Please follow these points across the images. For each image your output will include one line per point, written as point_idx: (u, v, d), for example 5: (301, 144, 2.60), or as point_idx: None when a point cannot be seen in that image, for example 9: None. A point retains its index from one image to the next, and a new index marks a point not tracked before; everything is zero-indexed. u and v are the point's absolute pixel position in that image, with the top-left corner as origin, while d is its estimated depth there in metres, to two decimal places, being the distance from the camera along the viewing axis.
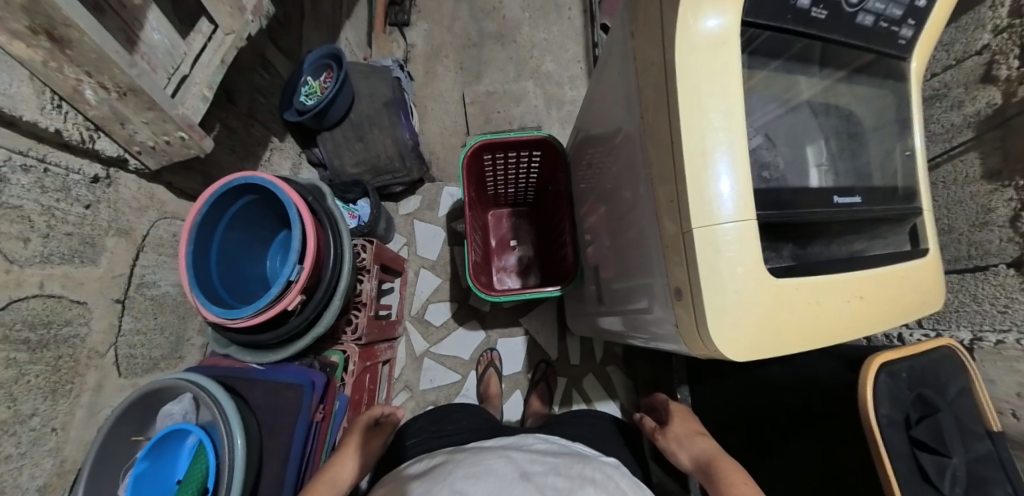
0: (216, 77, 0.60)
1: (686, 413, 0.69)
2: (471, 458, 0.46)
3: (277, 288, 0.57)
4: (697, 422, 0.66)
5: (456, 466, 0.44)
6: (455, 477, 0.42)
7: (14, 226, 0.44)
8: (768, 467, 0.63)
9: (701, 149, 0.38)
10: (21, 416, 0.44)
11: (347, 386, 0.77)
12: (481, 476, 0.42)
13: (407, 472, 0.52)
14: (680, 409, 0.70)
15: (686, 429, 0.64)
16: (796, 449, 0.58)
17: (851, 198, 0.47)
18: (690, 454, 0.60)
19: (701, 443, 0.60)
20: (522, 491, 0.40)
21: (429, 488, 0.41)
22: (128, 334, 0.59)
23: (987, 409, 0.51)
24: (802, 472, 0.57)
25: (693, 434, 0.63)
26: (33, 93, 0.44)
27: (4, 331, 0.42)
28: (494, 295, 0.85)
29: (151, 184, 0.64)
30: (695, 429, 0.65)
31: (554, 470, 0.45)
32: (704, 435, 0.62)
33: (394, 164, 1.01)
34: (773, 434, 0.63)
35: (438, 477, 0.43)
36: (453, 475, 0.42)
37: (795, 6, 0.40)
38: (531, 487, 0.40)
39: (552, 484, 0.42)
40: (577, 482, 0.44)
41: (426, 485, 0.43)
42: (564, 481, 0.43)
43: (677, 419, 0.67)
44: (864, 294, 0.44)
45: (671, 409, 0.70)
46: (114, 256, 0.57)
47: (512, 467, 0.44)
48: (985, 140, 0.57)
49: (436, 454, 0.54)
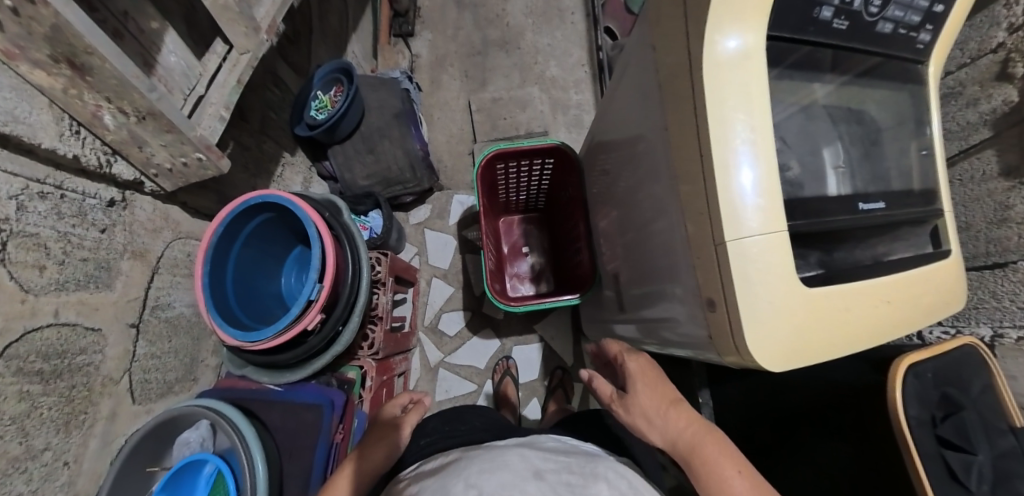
0: (234, 96, 0.56)
1: (649, 364, 0.51)
2: (483, 455, 0.43)
3: (297, 308, 0.57)
4: (667, 378, 0.50)
5: (468, 462, 0.42)
6: (473, 472, 0.38)
7: (31, 254, 0.43)
8: (770, 465, 0.67)
9: (731, 162, 0.38)
10: (34, 451, 0.43)
11: (364, 402, 0.75)
12: (496, 470, 0.38)
13: (406, 479, 0.50)
14: (637, 365, 0.51)
15: (655, 397, 0.47)
16: (799, 447, 0.62)
17: (875, 204, 0.47)
18: (662, 435, 0.45)
19: (678, 419, 0.45)
20: (536, 487, 0.36)
21: (441, 486, 0.38)
22: (143, 360, 0.59)
23: (1010, 405, 0.53)
24: (802, 466, 0.60)
25: (665, 406, 0.46)
26: (52, 120, 0.44)
27: (18, 364, 0.41)
28: (512, 305, 0.83)
29: (167, 205, 0.63)
30: (666, 394, 0.47)
31: (566, 468, 0.42)
32: (679, 403, 0.46)
33: (405, 175, 1.00)
34: (776, 433, 0.67)
35: (450, 474, 0.40)
36: (467, 471, 0.39)
37: (816, 18, 0.41)
38: (545, 485, 0.37)
39: (565, 480, 0.39)
40: (590, 479, 0.41)
41: (439, 482, 0.40)
42: (577, 479, 0.40)
43: (640, 385, 0.48)
44: (891, 298, 0.44)
45: (627, 368, 0.51)
46: (130, 280, 0.56)
47: (526, 464, 0.41)
48: (1004, 138, 0.56)
49: (449, 453, 0.53)
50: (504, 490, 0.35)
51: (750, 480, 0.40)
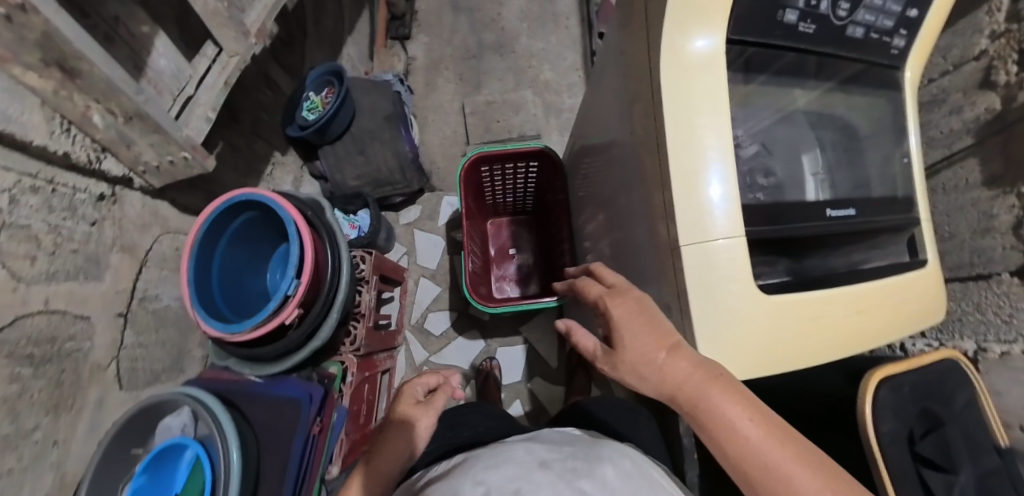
0: (221, 98, 0.59)
1: (640, 308, 0.42)
2: (489, 453, 0.36)
3: (274, 302, 0.58)
4: (662, 319, 0.40)
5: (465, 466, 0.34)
6: (476, 471, 0.31)
7: (22, 245, 0.45)
8: None
9: (691, 163, 0.39)
10: (25, 430, 0.44)
11: (345, 397, 0.76)
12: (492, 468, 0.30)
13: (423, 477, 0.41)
14: (626, 314, 0.42)
15: (645, 347, 0.38)
16: None
17: (846, 211, 0.46)
18: (658, 390, 0.37)
19: (676, 370, 0.36)
20: (542, 476, 0.28)
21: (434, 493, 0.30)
22: (130, 349, 0.61)
23: (995, 422, 0.53)
24: None
25: (658, 354, 0.37)
26: (44, 120, 0.46)
27: (11, 348, 0.43)
28: (491, 306, 0.84)
29: (155, 201, 0.66)
30: (660, 341, 0.38)
31: (570, 456, 0.33)
32: (677, 350, 0.37)
33: (394, 177, 1.02)
34: None
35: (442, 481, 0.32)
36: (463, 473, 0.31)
37: (783, 22, 0.40)
38: (550, 474, 0.28)
39: (569, 467, 0.30)
40: (593, 461, 0.32)
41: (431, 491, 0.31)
42: (581, 463, 0.31)
43: (626, 335, 0.40)
44: (860, 308, 0.44)
45: (615, 318, 0.42)
46: (118, 272, 0.58)
47: (528, 457, 0.33)
48: (987, 145, 0.55)
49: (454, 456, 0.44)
50: (504, 486, 0.27)
51: (766, 429, 0.32)
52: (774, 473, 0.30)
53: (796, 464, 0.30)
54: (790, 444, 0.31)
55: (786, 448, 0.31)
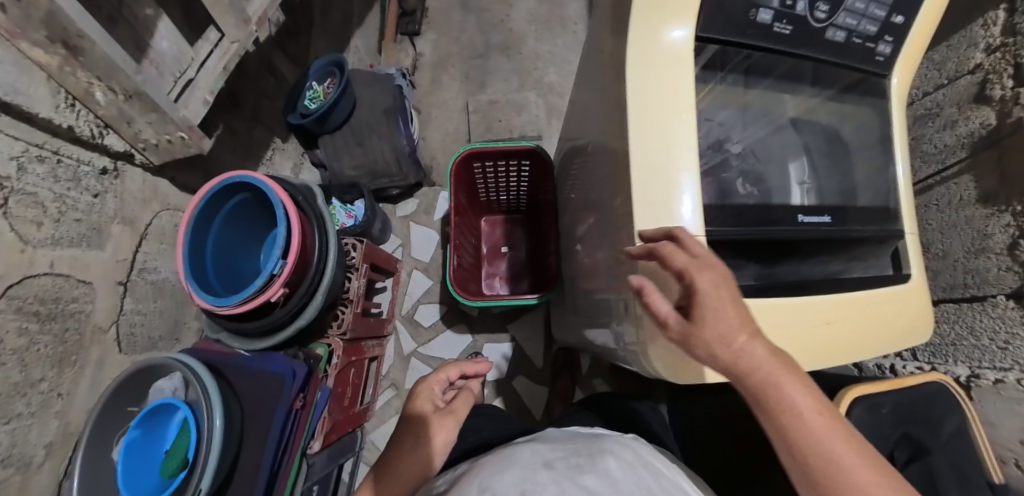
0: (219, 83, 0.64)
1: (728, 285, 0.32)
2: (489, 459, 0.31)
3: (260, 279, 0.61)
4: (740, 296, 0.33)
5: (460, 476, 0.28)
6: (479, 477, 0.26)
7: (30, 210, 0.48)
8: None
9: (658, 155, 0.38)
10: (31, 380, 0.48)
11: (329, 379, 0.78)
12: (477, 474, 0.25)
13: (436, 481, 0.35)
14: (714, 291, 0.31)
15: (728, 328, 0.30)
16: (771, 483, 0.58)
17: (821, 218, 0.45)
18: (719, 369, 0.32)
19: (752, 352, 0.30)
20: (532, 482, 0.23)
21: None
22: (129, 315, 0.64)
23: (989, 458, 0.50)
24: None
25: (740, 338, 0.30)
26: (51, 94, 0.49)
27: (19, 303, 0.46)
28: (475, 300, 0.85)
29: (156, 178, 0.69)
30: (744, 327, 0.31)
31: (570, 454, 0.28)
32: (756, 334, 0.31)
33: (391, 170, 1.04)
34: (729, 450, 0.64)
35: None
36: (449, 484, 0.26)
37: (755, 21, 0.40)
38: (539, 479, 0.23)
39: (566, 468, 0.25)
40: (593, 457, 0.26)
41: None
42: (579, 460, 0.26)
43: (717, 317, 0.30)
44: (831, 319, 0.43)
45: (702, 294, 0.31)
46: (119, 242, 0.62)
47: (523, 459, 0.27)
48: (980, 161, 0.53)
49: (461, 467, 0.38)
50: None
51: (828, 419, 0.30)
52: (833, 464, 0.28)
53: (853, 457, 0.28)
54: (849, 437, 0.29)
55: (847, 441, 0.29)
